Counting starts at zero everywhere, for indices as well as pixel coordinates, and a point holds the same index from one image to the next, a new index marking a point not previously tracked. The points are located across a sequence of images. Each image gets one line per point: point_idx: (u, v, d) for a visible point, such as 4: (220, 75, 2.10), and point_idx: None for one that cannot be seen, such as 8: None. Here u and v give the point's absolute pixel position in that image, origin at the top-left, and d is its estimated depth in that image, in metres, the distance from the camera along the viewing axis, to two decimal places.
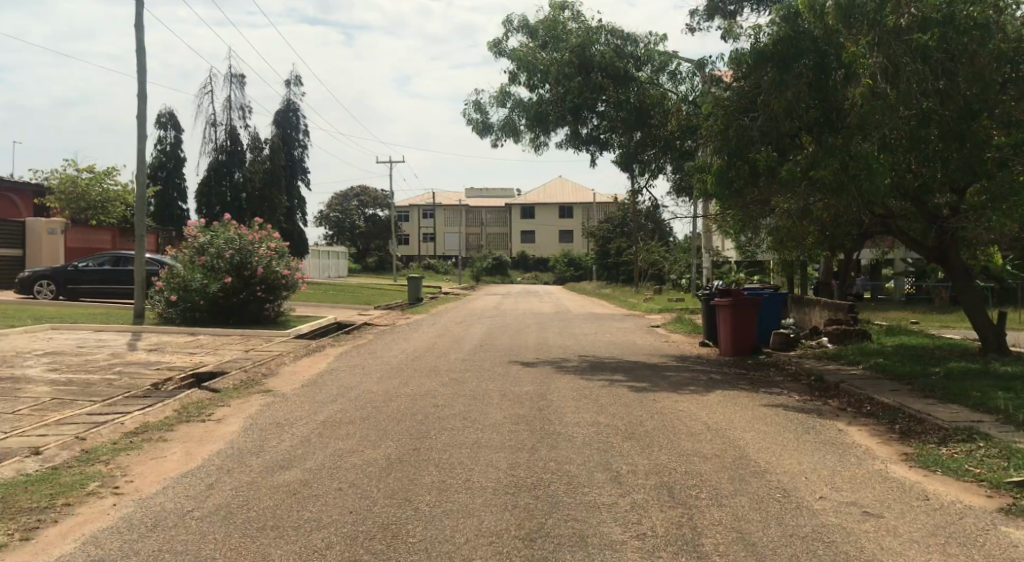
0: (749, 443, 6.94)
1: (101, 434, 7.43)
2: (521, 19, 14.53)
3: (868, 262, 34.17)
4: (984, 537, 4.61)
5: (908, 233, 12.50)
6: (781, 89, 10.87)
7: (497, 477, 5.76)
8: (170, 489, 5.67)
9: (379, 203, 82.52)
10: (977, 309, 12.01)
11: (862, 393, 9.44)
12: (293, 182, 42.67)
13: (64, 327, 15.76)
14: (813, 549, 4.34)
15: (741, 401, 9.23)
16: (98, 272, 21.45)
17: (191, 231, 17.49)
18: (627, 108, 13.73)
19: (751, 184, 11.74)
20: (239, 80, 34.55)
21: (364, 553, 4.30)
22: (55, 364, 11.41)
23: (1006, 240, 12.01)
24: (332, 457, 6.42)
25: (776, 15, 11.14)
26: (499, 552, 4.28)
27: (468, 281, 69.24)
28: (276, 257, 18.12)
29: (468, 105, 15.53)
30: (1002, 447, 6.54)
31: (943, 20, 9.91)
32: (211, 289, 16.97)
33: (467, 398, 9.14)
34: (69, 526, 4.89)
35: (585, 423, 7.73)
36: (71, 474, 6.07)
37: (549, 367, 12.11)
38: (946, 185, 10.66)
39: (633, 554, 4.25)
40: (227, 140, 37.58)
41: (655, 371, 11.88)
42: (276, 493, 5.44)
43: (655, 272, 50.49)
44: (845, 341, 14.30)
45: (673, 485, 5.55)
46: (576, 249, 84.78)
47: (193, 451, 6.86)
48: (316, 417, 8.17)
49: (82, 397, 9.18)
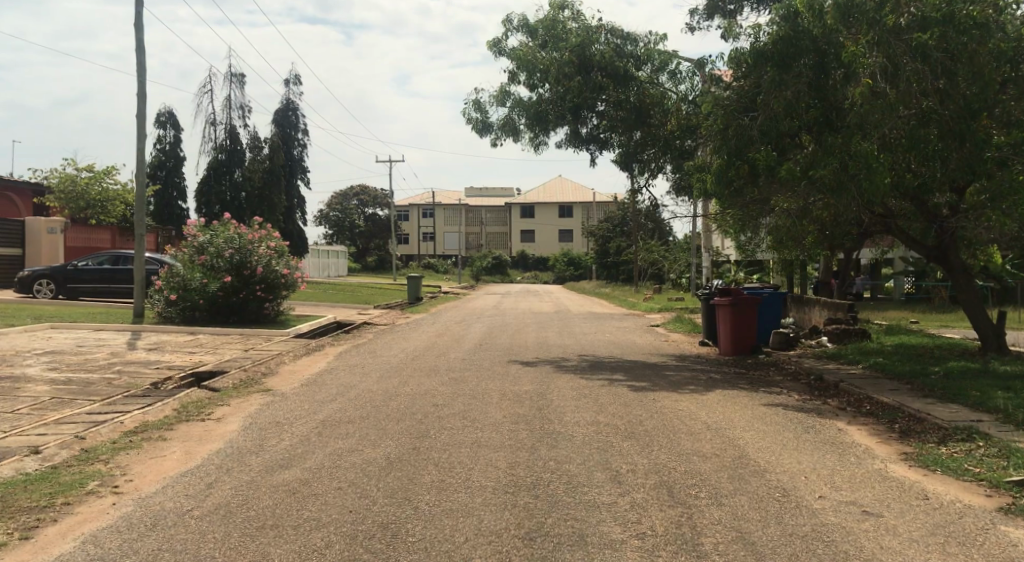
0: (748, 443, 6.95)
1: (101, 433, 7.43)
2: (521, 18, 14.52)
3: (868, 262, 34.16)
4: (984, 537, 4.61)
5: (908, 233, 12.50)
6: (780, 88, 10.87)
7: (497, 476, 5.77)
8: (169, 488, 5.67)
9: (379, 202, 82.54)
10: (976, 308, 12.01)
11: (861, 392, 9.44)
12: (293, 181, 42.68)
13: (64, 326, 15.76)
14: (812, 548, 4.34)
15: (740, 401, 9.23)
16: (98, 271, 21.45)
17: (191, 230, 17.50)
18: (627, 107, 13.73)
19: (751, 184, 11.73)
20: (239, 79, 34.58)
21: (363, 552, 4.30)
22: (54, 363, 11.41)
23: (1006, 240, 12.00)
24: (332, 456, 6.43)
25: (776, 15, 11.13)
26: (499, 551, 4.28)
27: (468, 280, 69.23)
28: (276, 256, 18.13)
29: (468, 104, 15.52)
30: (1001, 446, 6.54)
31: (943, 19, 9.91)
32: (210, 288, 16.96)
33: (467, 397, 9.15)
34: (69, 525, 4.89)
35: (584, 422, 7.74)
36: (70, 473, 6.07)
37: (548, 367, 12.10)
38: (945, 184, 10.66)
39: (632, 553, 4.25)
40: (227, 140, 37.57)
41: (654, 370, 11.89)
42: (275, 493, 5.44)
43: (655, 271, 50.50)
44: (845, 340, 14.29)
45: (673, 484, 5.55)
46: (576, 249, 84.77)
47: (193, 450, 6.86)
48: (316, 416, 8.18)
49: (81, 396, 9.18)
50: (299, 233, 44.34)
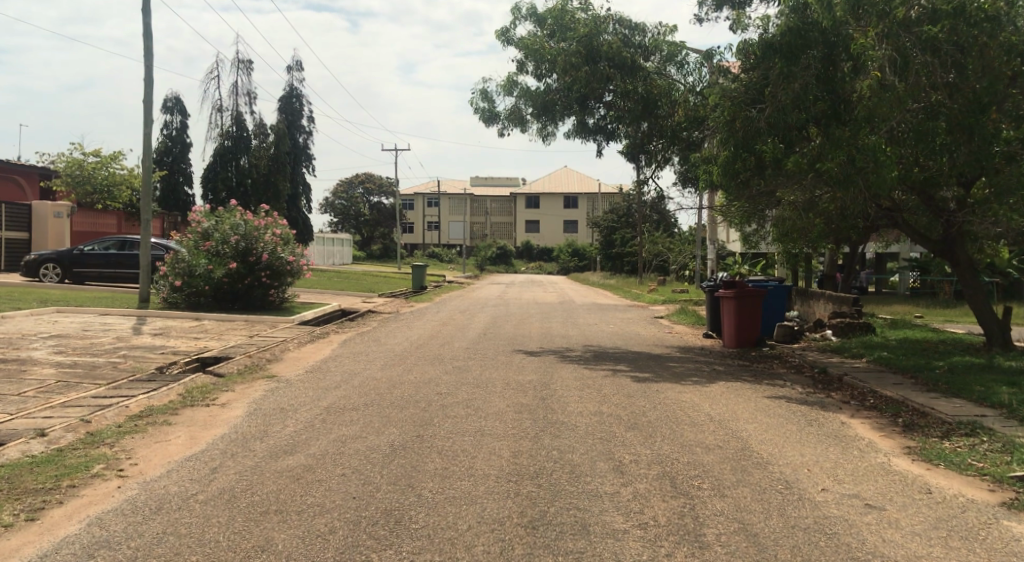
0: (753, 435, 6.93)
1: (106, 417, 7.46)
2: (529, 7, 14.45)
3: (872, 255, 34.26)
4: (987, 531, 4.61)
5: (914, 226, 12.41)
6: (789, 81, 10.80)
7: (500, 464, 5.80)
8: (175, 472, 5.71)
9: (384, 190, 82.95)
10: (982, 302, 11.95)
11: (866, 387, 9.42)
12: (298, 169, 42.78)
13: (69, 309, 15.84)
14: (814, 541, 4.35)
15: (744, 393, 9.23)
16: (104, 256, 21.52)
17: (196, 216, 17.49)
18: (635, 96, 13.61)
19: (757, 175, 11.65)
20: (245, 65, 34.57)
21: (366, 538, 4.32)
22: (61, 347, 11.46)
23: (1012, 235, 11.95)
24: (336, 443, 6.44)
25: (785, 6, 10.97)
26: (501, 539, 4.30)
27: (473, 268, 69.32)
28: (282, 243, 18.15)
29: (474, 93, 15.47)
30: (1005, 441, 6.54)
31: (954, 12, 9.81)
32: (216, 275, 16.98)
33: (472, 386, 9.14)
34: (75, 507, 4.92)
35: (587, 413, 7.74)
36: (76, 456, 6.10)
37: (552, 357, 12.12)
38: (955, 176, 10.58)
39: (634, 543, 4.27)
40: (233, 127, 37.51)
41: (658, 361, 11.94)
42: (279, 478, 5.46)
43: (660, 262, 50.73)
44: (850, 333, 14.21)
45: (676, 475, 5.56)
46: (581, 239, 84.83)
47: (198, 435, 6.89)
48: (320, 403, 8.20)
49: (87, 380, 9.22)
50: (304, 221, 44.45)
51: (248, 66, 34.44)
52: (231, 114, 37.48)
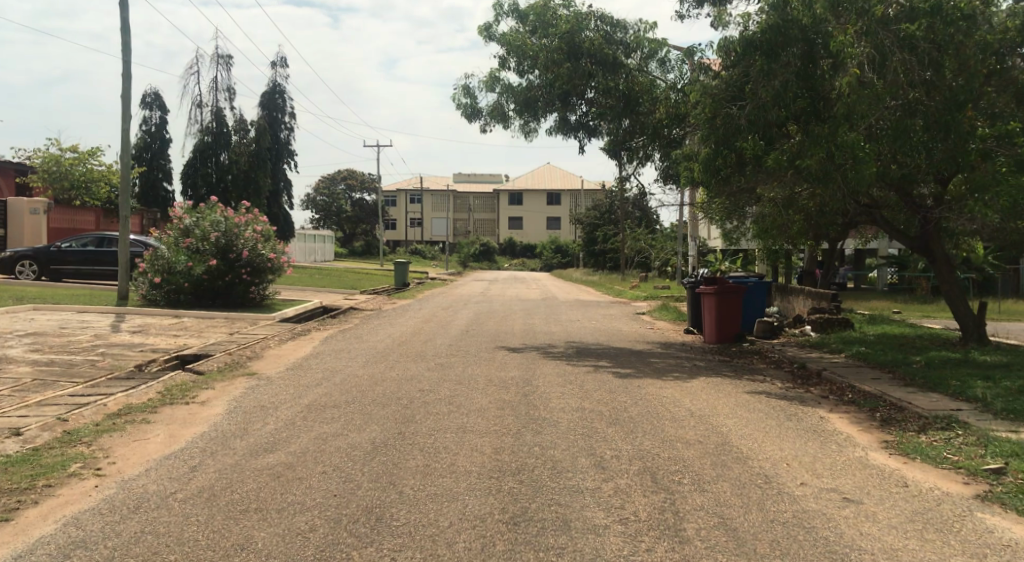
0: (733, 430, 6.98)
1: (83, 415, 7.38)
2: (511, 3, 14.43)
3: (851, 252, 34.63)
4: (961, 523, 4.68)
5: (892, 223, 12.55)
6: (769, 78, 10.86)
7: (481, 461, 5.81)
8: (154, 470, 5.66)
9: (367, 187, 82.58)
10: (958, 298, 12.11)
11: (845, 382, 9.52)
12: (279, 165, 42.50)
13: (47, 307, 15.65)
14: (792, 534, 4.40)
15: (725, 389, 9.28)
16: (82, 253, 21.27)
17: (176, 212, 17.38)
18: (616, 94, 13.62)
19: (738, 172, 11.75)
20: (226, 61, 34.25)
21: (347, 536, 4.30)
22: (37, 345, 11.31)
23: (987, 231, 12.12)
24: (317, 441, 6.40)
25: (765, 4, 11.01)
26: (482, 536, 4.30)
27: (455, 264, 69.22)
28: (263, 240, 18.04)
29: (457, 89, 15.45)
30: (979, 434, 6.64)
31: (930, 10, 9.93)
32: (196, 272, 16.80)
33: (454, 383, 9.13)
34: (50, 507, 4.86)
35: (569, 409, 7.77)
36: (52, 455, 6.03)
37: (534, 353, 12.15)
38: (931, 173, 10.70)
39: (615, 538, 4.29)
40: (213, 122, 37.17)
41: (640, 357, 12.00)
42: (260, 476, 5.42)
43: (642, 259, 50.88)
44: (828, 329, 14.35)
45: (656, 470, 5.59)
46: (564, 236, 84.97)
47: (176, 434, 6.82)
48: (301, 400, 8.16)
49: (63, 378, 9.11)
50: (285, 217, 44.10)
51: (228, 62, 34.09)
52: (211, 110, 37.14)
